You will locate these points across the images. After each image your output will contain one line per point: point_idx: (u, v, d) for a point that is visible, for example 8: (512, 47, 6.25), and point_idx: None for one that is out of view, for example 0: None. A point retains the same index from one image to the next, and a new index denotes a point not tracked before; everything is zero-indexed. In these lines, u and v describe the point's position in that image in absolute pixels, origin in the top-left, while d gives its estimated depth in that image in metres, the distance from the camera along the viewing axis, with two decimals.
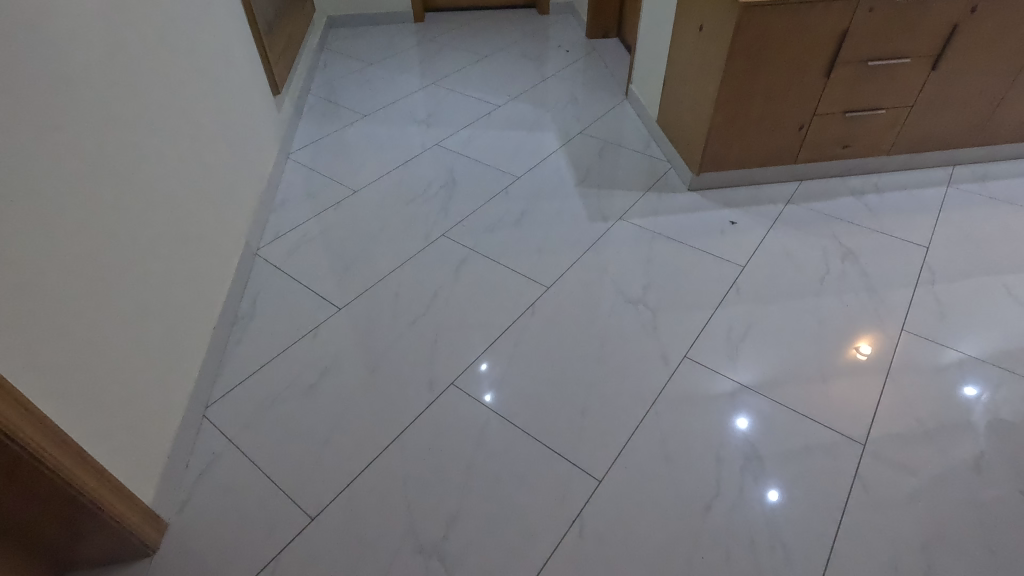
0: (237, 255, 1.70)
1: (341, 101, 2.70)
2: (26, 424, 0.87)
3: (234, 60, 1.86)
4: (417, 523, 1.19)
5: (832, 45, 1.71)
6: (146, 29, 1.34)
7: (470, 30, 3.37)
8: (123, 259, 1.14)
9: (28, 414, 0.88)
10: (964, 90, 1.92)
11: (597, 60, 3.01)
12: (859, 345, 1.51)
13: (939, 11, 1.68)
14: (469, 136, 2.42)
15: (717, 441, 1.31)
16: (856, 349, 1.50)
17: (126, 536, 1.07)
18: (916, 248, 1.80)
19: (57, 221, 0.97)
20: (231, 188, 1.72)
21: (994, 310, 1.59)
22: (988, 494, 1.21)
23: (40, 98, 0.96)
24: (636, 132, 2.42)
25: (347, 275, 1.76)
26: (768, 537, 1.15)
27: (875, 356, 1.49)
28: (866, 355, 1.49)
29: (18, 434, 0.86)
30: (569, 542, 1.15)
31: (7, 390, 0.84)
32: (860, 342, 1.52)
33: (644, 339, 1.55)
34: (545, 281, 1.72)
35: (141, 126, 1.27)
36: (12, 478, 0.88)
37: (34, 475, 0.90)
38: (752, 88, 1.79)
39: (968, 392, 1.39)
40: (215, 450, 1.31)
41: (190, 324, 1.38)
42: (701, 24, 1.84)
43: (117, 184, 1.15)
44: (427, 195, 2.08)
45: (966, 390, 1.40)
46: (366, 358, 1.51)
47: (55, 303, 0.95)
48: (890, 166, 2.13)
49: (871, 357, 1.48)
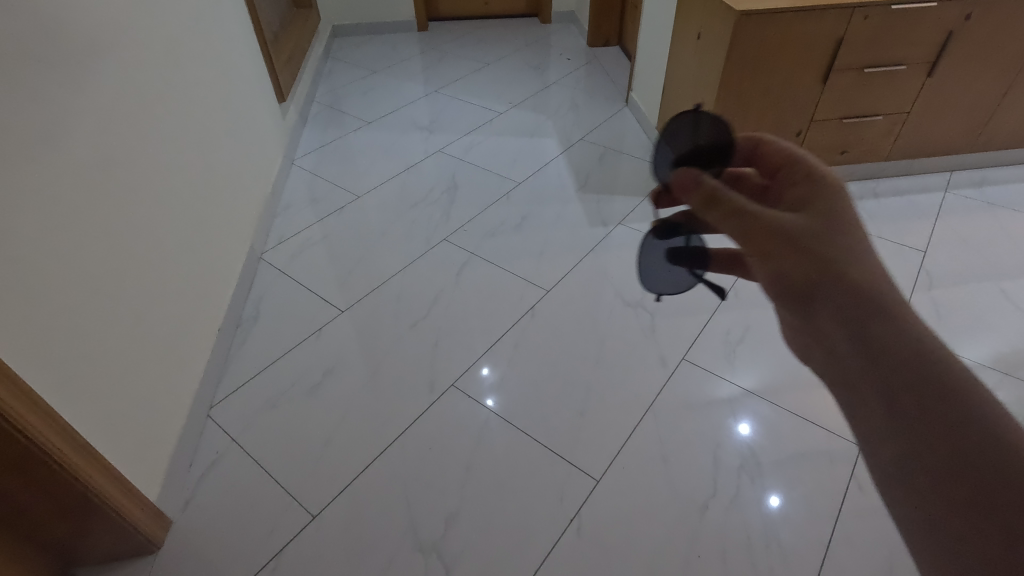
0: (241, 259, 1.73)
1: (346, 109, 2.74)
2: (35, 417, 0.89)
3: (240, 68, 1.89)
4: (417, 522, 1.20)
5: (828, 52, 1.74)
6: (153, 35, 1.36)
7: (473, 39, 3.42)
8: (130, 261, 1.17)
9: (38, 407, 0.90)
10: (961, 96, 1.94)
11: (598, 68, 3.04)
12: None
13: (934, 19, 1.71)
14: (471, 142, 2.45)
15: (716, 442, 1.32)
16: None
17: (132, 532, 1.09)
18: (914, 252, 1.81)
19: (67, 222, 1.00)
20: (236, 192, 1.75)
21: (994, 315, 1.60)
22: None
23: (51, 103, 0.99)
24: (636, 138, 2.44)
25: (350, 279, 1.78)
26: (764, 536, 1.16)
27: None
28: None
29: (21, 423, 0.87)
30: (566, 541, 1.17)
31: (19, 384, 0.87)
32: None
33: (643, 342, 1.56)
34: (545, 284, 1.74)
35: (150, 131, 1.30)
36: (21, 469, 0.91)
37: (43, 469, 0.93)
38: (750, 94, 1.82)
39: None
40: (219, 449, 1.33)
41: (195, 326, 1.40)
42: (699, 32, 1.87)
43: (125, 186, 1.18)
44: (429, 200, 2.11)
45: None
46: (368, 360, 1.53)
47: (64, 301, 0.97)
48: (888, 172, 2.15)
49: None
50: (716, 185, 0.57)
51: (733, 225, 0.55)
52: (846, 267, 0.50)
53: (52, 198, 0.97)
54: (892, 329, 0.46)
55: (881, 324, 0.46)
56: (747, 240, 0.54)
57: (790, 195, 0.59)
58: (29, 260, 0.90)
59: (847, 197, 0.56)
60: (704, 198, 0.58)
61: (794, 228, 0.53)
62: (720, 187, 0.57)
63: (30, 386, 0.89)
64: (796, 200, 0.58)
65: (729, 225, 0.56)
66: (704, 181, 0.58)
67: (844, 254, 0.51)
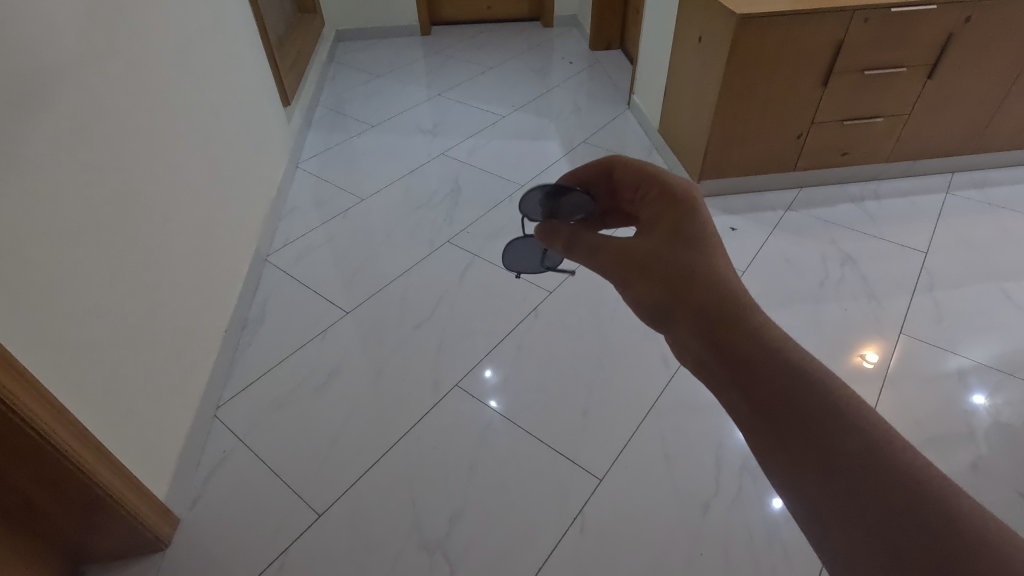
0: (247, 261, 1.75)
1: (350, 113, 2.76)
2: (46, 414, 0.91)
3: (246, 72, 1.91)
4: (421, 520, 1.21)
5: (828, 55, 1.75)
6: (160, 40, 1.38)
7: (475, 43, 3.44)
8: (139, 263, 1.19)
9: (48, 404, 0.91)
10: (961, 98, 1.95)
11: (600, 71, 3.06)
12: (865, 352, 1.53)
13: (933, 22, 1.72)
14: (474, 145, 2.47)
15: (717, 442, 1.33)
16: (862, 357, 1.51)
17: (140, 530, 1.11)
18: (915, 253, 1.82)
19: (77, 223, 1.01)
20: (242, 195, 1.77)
21: (995, 316, 1.60)
22: (987, 495, 1.22)
23: (63, 108, 1.01)
24: (638, 141, 2.46)
25: (354, 280, 1.80)
26: (766, 534, 1.17)
27: (881, 364, 1.49)
28: (872, 363, 1.50)
29: (32, 420, 0.88)
30: (569, 539, 1.18)
31: (31, 381, 0.88)
32: (866, 350, 1.53)
33: (645, 343, 1.57)
34: (547, 286, 1.75)
35: (158, 135, 1.32)
36: (33, 465, 0.92)
37: (54, 465, 0.94)
38: (751, 96, 1.83)
39: (973, 400, 1.40)
40: (226, 448, 1.35)
41: (202, 326, 1.42)
42: (701, 35, 1.88)
43: (133, 190, 1.20)
44: (432, 203, 2.13)
45: (972, 398, 1.40)
46: (373, 360, 1.54)
47: (75, 302, 0.99)
48: (889, 173, 2.16)
49: (878, 365, 1.49)
50: (576, 232, 0.68)
51: (596, 262, 0.66)
52: (690, 272, 0.58)
53: (62, 201, 0.98)
54: (735, 335, 0.54)
55: (726, 333, 0.54)
56: (609, 269, 0.64)
57: (648, 212, 0.66)
58: (38, 261, 0.92)
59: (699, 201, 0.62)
60: (569, 246, 0.69)
61: (643, 256, 0.61)
62: (580, 231, 0.68)
63: (39, 382, 0.90)
64: (654, 217, 0.64)
65: (592, 261, 0.66)
66: (563, 231, 0.69)
67: (690, 265, 0.58)
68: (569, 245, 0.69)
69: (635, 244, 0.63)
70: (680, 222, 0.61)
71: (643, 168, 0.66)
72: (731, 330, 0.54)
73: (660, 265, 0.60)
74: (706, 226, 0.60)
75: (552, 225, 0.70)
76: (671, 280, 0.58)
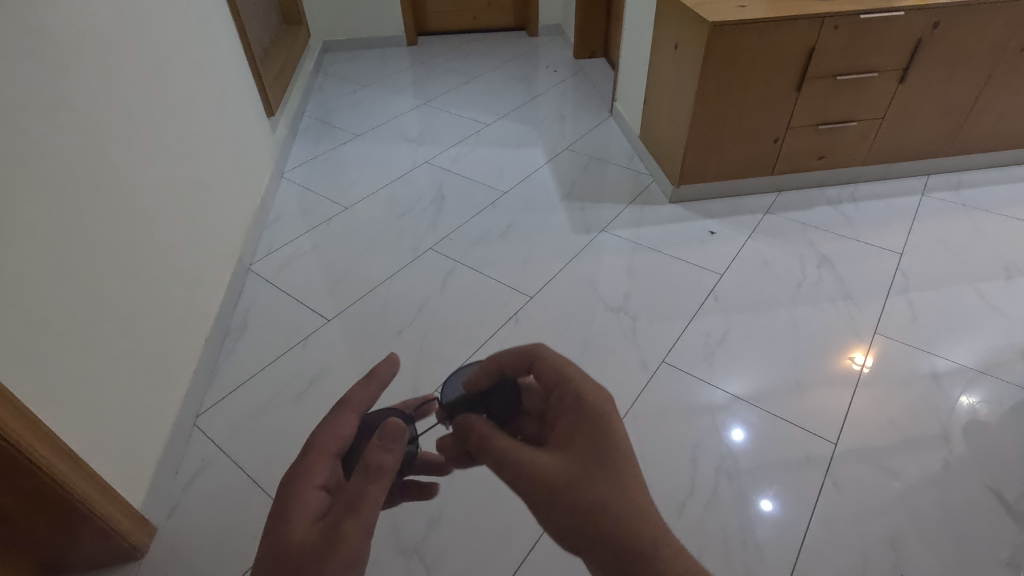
0: (229, 270, 1.75)
1: (336, 123, 2.78)
2: (25, 431, 0.92)
3: (229, 83, 1.93)
4: (400, 524, 1.22)
5: (801, 61, 1.78)
6: (140, 53, 1.40)
7: (461, 52, 3.48)
8: (117, 273, 1.20)
9: (27, 421, 0.92)
10: (933, 101, 1.99)
11: (584, 79, 3.10)
12: (854, 355, 1.54)
13: (902, 28, 1.76)
14: (458, 153, 2.49)
15: (695, 442, 1.35)
16: (851, 359, 1.53)
17: (117, 540, 1.11)
18: (891, 254, 1.85)
19: (54, 236, 1.03)
20: (224, 205, 1.78)
21: (971, 315, 1.63)
22: (961, 492, 1.24)
23: (41, 123, 1.03)
24: (620, 147, 2.49)
25: (338, 288, 1.81)
26: (740, 533, 1.19)
27: (872, 366, 1.51)
28: (861, 366, 1.51)
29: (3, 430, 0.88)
30: (546, 541, 1.19)
31: (8, 399, 0.89)
32: (855, 353, 1.55)
33: (625, 345, 1.58)
34: (528, 291, 1.76)
35: (137, 147, 1.34)
36: (12, 482, 0.93)
37: (33, 480, 0.95)
38: (727, 102, 1.86)
39: (960, 401, 1.41)
40: (205, 456, 1.35)
41: (182, 336, 1.42)
42: (676, 43, 1.91)
43: (111, 201, 1.21)
44: (416, 210, 2.15)
45: (959, 399, 1.42)
46: (355, 367, 1.55)
47: (52, 312, 1.00)
48: (866, 176, 2.19)
49: (865, 367, 1.51)
50: (489, 437, 0.70)
51: (504, 472, 0.68)
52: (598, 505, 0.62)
53: (41, 213, 1.00)
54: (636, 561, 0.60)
55: (627, 560, 0.60)
56: (520, 487, 0.66)
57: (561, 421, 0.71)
58: (10, 265, 0.92)
59: (607, 424, 0.68)
60: (481, 449, 0.70)
61: (556, 476, 0.65)
62: (490, 433, 0.70)
63: (6, 388, 0.89)
64: (568, 429, 0.69)
65: (504, 472, 0.68)
66: (475, 430, 0.71)
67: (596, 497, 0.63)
68: (480, 448, 0.70)
69: (545, 457, 0.67)
70: (592, 434, 0.67)
71: (566, 367, 0.73)
72: (634, 558, 0.60)
73: (571, 485, 0.64)
74: (616, 440, 0.67)
75: (469, 422, 0.72)
76: (579, 503, 0.63)
